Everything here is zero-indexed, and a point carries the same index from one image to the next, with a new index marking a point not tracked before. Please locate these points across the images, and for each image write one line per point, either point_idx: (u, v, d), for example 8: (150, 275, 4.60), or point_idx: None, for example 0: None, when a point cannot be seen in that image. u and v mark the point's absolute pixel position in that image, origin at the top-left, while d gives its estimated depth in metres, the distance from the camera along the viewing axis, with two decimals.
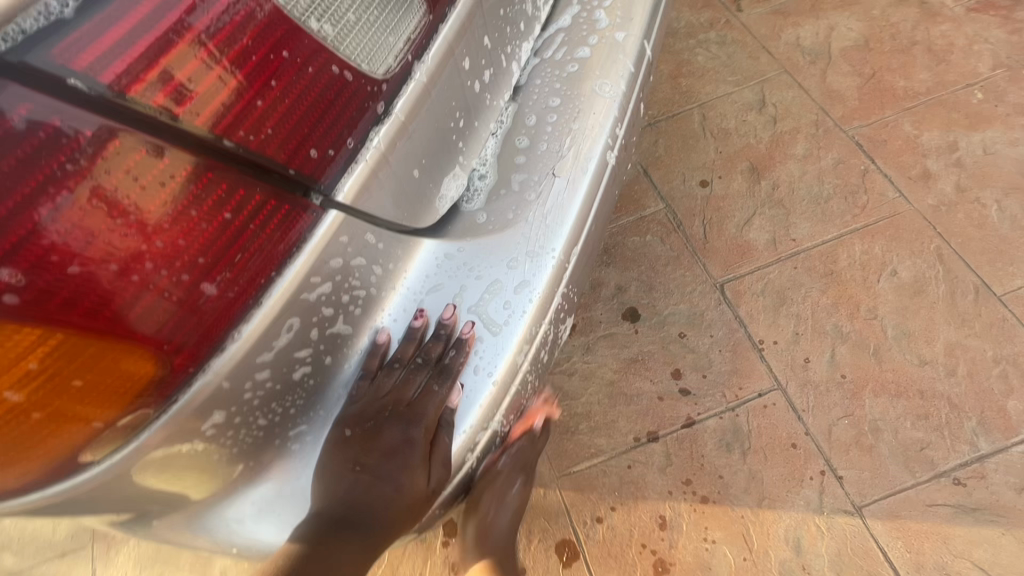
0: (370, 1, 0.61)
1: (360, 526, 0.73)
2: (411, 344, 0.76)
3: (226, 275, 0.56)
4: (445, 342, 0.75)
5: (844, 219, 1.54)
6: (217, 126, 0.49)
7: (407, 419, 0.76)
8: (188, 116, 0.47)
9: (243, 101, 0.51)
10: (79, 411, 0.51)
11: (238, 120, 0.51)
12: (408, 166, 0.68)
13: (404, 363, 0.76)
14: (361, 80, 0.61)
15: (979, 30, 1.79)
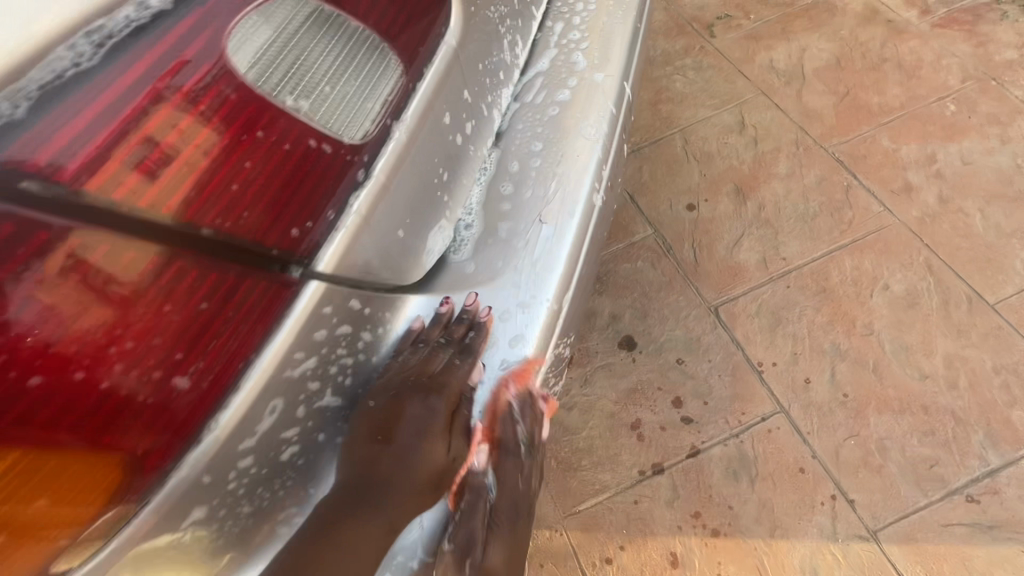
0: (347, 71, 0.61)
1: (381, 509, 0.69)
2: (437, 326, 0.76)
3: (200, 365, 0.54)
4: (468, 325, 0.76)
5: (832, 236, 1.55)
6: (185, 212, 0.49)
7: (428, 392, 0.73)
8: (154, 207, 0.47)
9: (212, 184, 0.50)
10: (41, 531, 0.48)
11: (208, 203, 0.50)
12: (392, 226, 0.67)
13: (430, 343, 0.75)
14: (340, 150, 0.60)
15: (945, 44, 1.84)
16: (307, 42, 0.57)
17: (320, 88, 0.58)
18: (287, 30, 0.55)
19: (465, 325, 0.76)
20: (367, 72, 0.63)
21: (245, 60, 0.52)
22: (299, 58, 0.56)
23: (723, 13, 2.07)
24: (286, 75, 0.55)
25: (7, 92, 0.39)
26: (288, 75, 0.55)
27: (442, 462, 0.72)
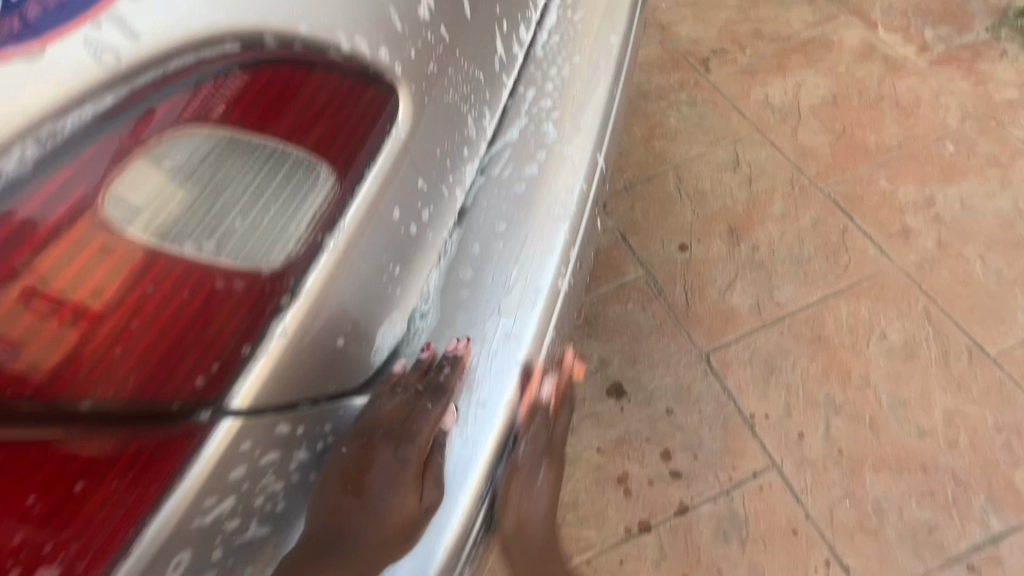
0: (265, 194, 0.53)
1: (349, 560, 0.60)
2: (417, 373, 0.67)
3: (76, 545, 0.48)
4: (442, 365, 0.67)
5: (827, 280, 1.51)
6: (54, 384, 0.44)
7: (399, 440, 0.64)
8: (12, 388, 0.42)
9: (89, 353, 0.46)
10: None
11: (84, 372, 0.46)
12: (330, 338, 0.59)
13: (407, 388, 0.66)
14: (256, 282, 0.53)
15: (944, 82, 1.81)
16: (215, 166, 0.50)
17: (230, 217, 0.51)
18: (193, 162, 0.49)
19: (440, 365, 0.67)
20: (294, 180, 0.54)
21: (137, 205, 0.46)
22: (209, 185, 0.50)
23: (718, 47, 2.06)
24: (191, 208, 0.49)
25: None
26: (193, 210, 0.49)
27: (411, 513, 0.63)
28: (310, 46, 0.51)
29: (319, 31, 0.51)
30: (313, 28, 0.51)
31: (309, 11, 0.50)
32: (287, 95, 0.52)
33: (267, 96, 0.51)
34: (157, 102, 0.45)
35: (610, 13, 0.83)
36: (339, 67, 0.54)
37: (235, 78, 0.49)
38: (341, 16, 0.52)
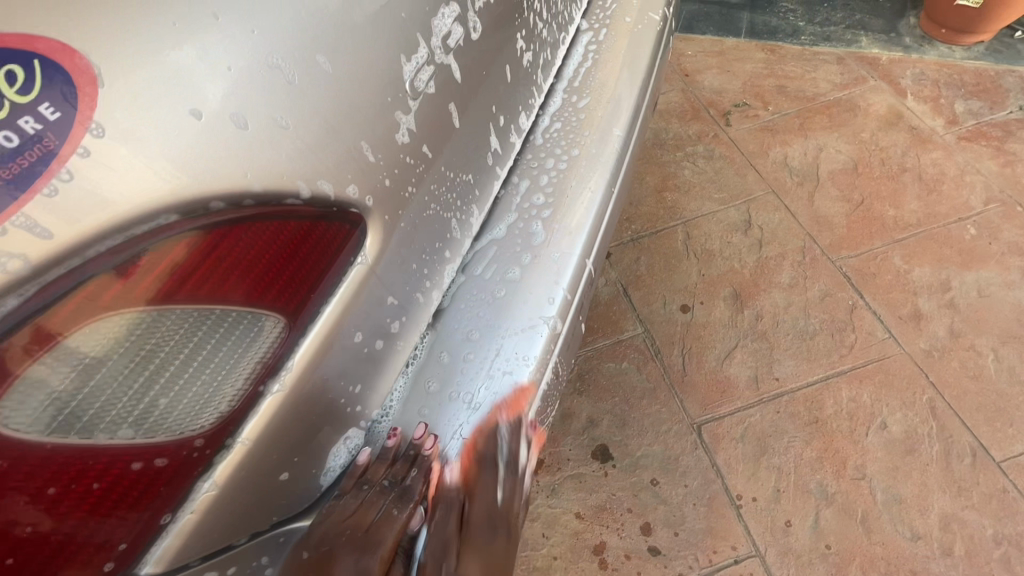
0: (205, 347, 0.36)
1: None
2: (383, 463, 0.55)
3: None
4: (410, 461, 0.55)
5: (831, 360, 1.46)
6: None
7: (364, 548, 0.50)
8: None
9: None
10: None
11: None
12: (269, 481, 0.43)
13: (374, 485, 0.53)
14: (185, 449, 0.36)
15: (971, 159, 1.78)
16: (144, 326, 0.32)
17: (151, 392, 0.33)
18: (119, 321, 0.31)
19: (410, 460, 0.56)
20: (234, 323, 0.37)
21: (22, 409, 0.28)
22: (138, 345, 0.32)
23: (740, 101, 2.03)
24: (110, 385, 0.31)
25: None
26: (106, 385, 0.31)
27: None
28: (266, 198, 0.36)
29: (279, 183, 0.36)
30: (268, 182, 0.35)
31: (264, 164, 0.35)
32: (230, 237, 0.35)
33: (209, 249, 0.34)
34: (64, 296, 0.28)
35: (614, 104, 0.82)
36: (300, 214, 0.39)
37: (180, 240, 0.32)
38: (309, 161, 0.38)
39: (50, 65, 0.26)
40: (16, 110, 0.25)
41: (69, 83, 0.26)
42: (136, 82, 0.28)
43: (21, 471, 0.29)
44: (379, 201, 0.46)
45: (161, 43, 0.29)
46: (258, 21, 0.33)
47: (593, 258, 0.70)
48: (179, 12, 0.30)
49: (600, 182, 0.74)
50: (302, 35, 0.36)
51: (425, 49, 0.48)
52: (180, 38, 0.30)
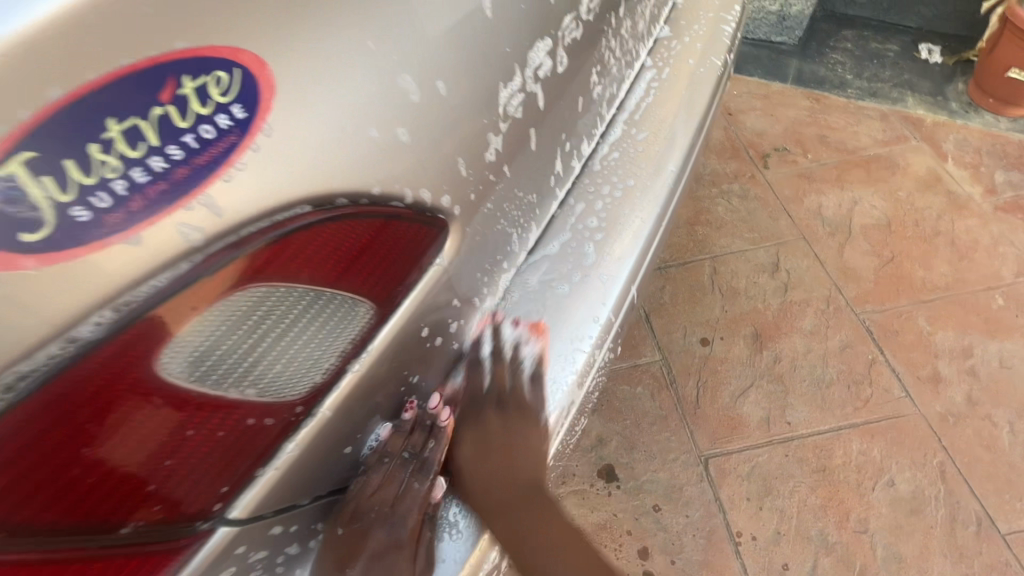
0: (310, 321, 0.40)
1: None
2: (399, 437, 0.56)
3: None
4: (428, 432, 0.59)
5: (844, 410, 1.48)
6: (70, 506, 0.31)
7: (392, 522, 0.56)
8: (27, 504, 0.29)
9: (121, 469, 0.33)
10: None
11: (109, 495, 0.33)
12: (338, 449, 0.47)
13: (393, 458, 0.56)
14: (284, 411, 0.40)
15: (1005, 231, 1.79)
16: (270, 294, 0.37)
17: (268, 356, 0.38)
18: (256, 292, 0.36)
19: (426, 432, 0.59)
20: (337, 305, 0.42)
21: (176, 359, 0.33)
22: (257, 303, 0.36)
23: (781, 145, 2.07)
24: (231, 338, 0.35)
25: None
26: (238, 344, 0.36)
27: None
28: (380, 199, 0.41)
29: (390, 186, 0.41)
30: (385, 187, 0.40)
31: (385, 171, 0.40)
32: (347, 227, 0.40)
33: (330, 238, 0.39)
34: (226, 263, 0.32)
35: (670, 139, 0.87)
36: (402, 216, 0.43)
37: (311, 226, 0.37)
38: (419, 174, 0.43)
39: (249, 75, 0.30)
40: (218, 107, 0.29)
41: (257, 90, 0.30)
42: (305, 93, 0.33)
43: (163, 412, 0.33)
44: (463, 211, 0.51)
45: (331, 63, 0.34)
46: (399, 47, 0.38)
47: (637, 284, 0.74)
48: (347, 35, 0.34)
49: (652, 212, 0.79)
50: (429, 62, 0.41)
51: (520, 78, 0.53)
52: (345, 60, 0.35)
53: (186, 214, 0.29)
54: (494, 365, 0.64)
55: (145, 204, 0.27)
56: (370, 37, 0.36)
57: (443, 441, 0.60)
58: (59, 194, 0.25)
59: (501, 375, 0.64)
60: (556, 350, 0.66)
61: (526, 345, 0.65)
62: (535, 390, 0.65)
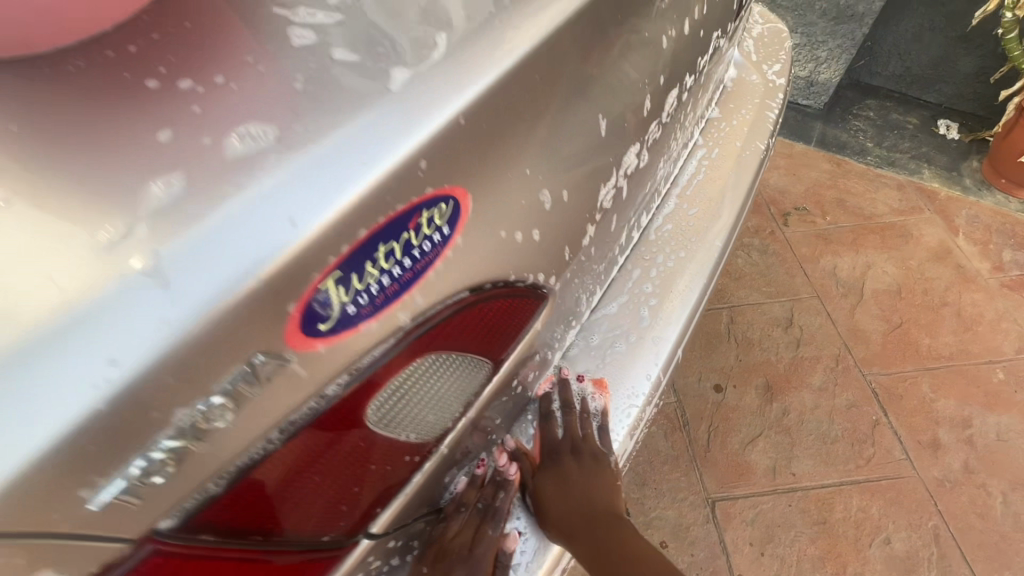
0: (454, 378, 0.49)
1: None
2: (473, 488, 0.65)
3: None
4: (497, 484, 0.68)
5: (847, 467, 1.56)
6: (288, 515, 0.40)
7: (472, 562, 0.63)
8: (267, 511, 0.38)
9: (322, 488, 0.42)
10: None
11: (312, 508, 0.42)
12: (443, 477, 0.57)
13: (469, 506, 0.64)
14: (426, 446, 0.49)
15: (1009, 308, 1.89)
16: (435, 362, 0.46)
17: (427, 405, 0.47)
18: (429, 358, 0.45)
19: (496, 484, 0.68)
20: (472, 364, 0.51)
21: (375, 410, 0.42)
22: (428, 367, 0.45)
23: (801, 205, 2.18)
24: (407, 394, 0.44)
25: (266, 438, 0.34)
26: (411, 398, 0.45)
27: None
28: (512, 283, 0.50)
29: (519, 273, 0.50)
30: (517, 274, 0.50)
31: (519, 262, 0.49)
32: (490, 306, 0.49)
33: (478, 316, 0.48)
34: (417, 337, 0.42)
35: (717, 215, 0.97)
36: (522, 293, 0.53)
37: (469, 306, 0.46)
38: (539, 261, 0.53)
39: (459, 204, 0.40)
40: (438, 227, 0.39)
41: (459, 212, 0.40)
42: (486, 213, 0.43)
43: (357, 447, 0.42)
44: (558, 286, 0.60)
45: (506, 188, 0.44)
46: (545, 170, 0.48)
47: (683, 347, 0.83)
48: (518, 166, 0.44)
49: (699, 282, 0.89)
50: (559, 175, 0.51)
51: (614, 178, 0.63)
52: (513, 185, 0.44)
53: (404, 303, 0.39)
54: (566, 417, 0.74)
55: (386, 298, 0.37)
56: (530, 166, 0.46)
57: (511, 491, 0.69)
58: (343, 298, 0.34)
59: (574, 425, 0.74)
60: (616, 411, 0.76)
61: (592, 400, 0.75)
62: (602, 436, 0.76)
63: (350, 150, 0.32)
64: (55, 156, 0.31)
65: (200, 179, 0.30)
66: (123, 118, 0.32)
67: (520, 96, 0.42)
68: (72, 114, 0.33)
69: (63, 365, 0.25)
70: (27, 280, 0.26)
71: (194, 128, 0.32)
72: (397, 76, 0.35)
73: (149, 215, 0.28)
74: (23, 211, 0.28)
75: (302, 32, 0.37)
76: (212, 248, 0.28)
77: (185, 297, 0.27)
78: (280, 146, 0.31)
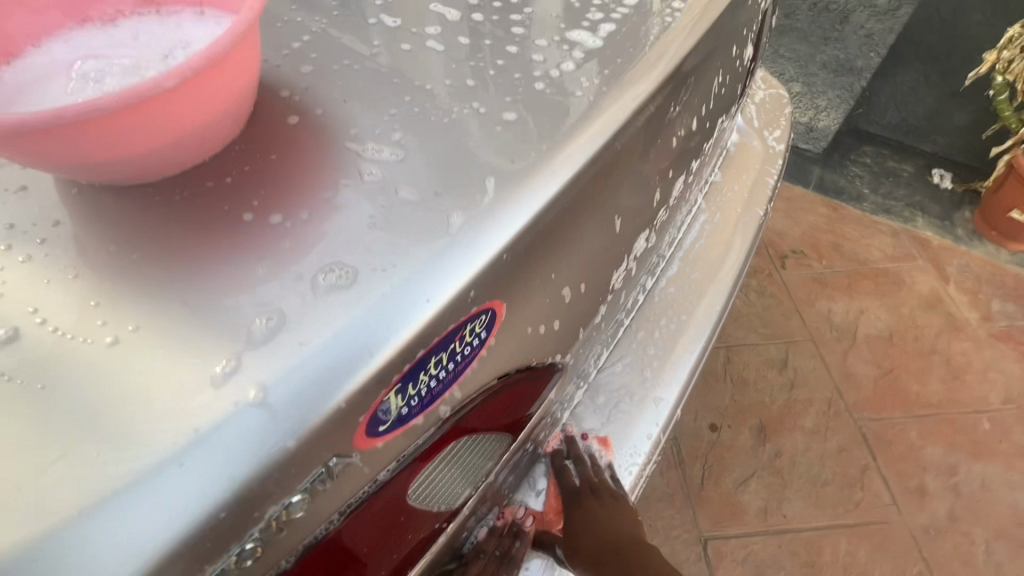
0: (479, 450, 0.55)
1: None
2: (492, 536, 0.71)
3: None
4: (513, 534, 0.73)
5: (836, 510, 1.61)
6: None
7: None
8: None
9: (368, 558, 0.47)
10: None
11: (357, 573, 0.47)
12: (462, 533, 0.62)
13: (488, 553, 0.69)
14: (452, 511, 0.55)
15: (997, 357, 1.95)
16: (466, 442, 0.52)
17: (455, 476, 0.53)
18: (461, 439, 0.51)
19: (512, 534, 0.73)
20: (495, 437, 0.57)
21: (415, 486, 0.48)
22: (459, 445, 0.51)
23: (798, 248, 2.25)
24: (441, 469, 0.50)
25: (328, 520, 0.40)
26: (443, 471, 0.51)
27: None
28: (534, 367, 0.56)
29: (541, 359, 0.57)
30: (539, 360, 0.56)
31: (541, 350, 0.56)
32: (514, 389, 0.55)
33: (503, 399, 0.54)
34: (452, 423, 0.48)
35: (716, 278, 1.04)
36: (542, 373, 0.59)
37: (497, 392, 0.52)
38: (558, 345, 0.59)
39: (495, 315, 0.46)
40: (477, 334, 0.45)
41: (495, 319, 0.46)
42: (517, 317, 0.49)
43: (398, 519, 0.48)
44: (571, 361, 0.66)
45: (533, 294, 0.50)
46: (567, 273, 0.55)
47: (681, 409, 0.89)
48: (545, 274, 0.51)
49: (697, 345, 0.95)
50: (578, 273, 0.57)
51: (625, 263, 0.70)
52: (540, 289, 0.51)
53: (445, 399, 0.45)
54: (579, 468, 0.80)
55: (431, 397, 0.43)
56: (555, 272, 0.53)
57: (526, 540, 0.75)
58: (400, 403, 0.40)
59: (587, 474, 0.80)
60: (621, 464, 0.83)
61: (599, 457, 0.82)
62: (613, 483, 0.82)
63: (415, 287, 0.39)
64: (173, 288, 0.37)
65: (293, 314, 0.36)
66: (227, 252, 0.39)
67: (551, 220, 0.48)
68: (185, 247, 0.39)
69: (195, 479, 0.32)
70: (166, 406, 0.33)
71: (287, 265, 0.38)
72: (455, 219, 0.42)
73: (255, 348, 0.34)
74: (155, 342, 0.35)
75: (374, 171, 0.44)
76: (304, 379, 0.34)
77: (284, 419, 0.34)
78: (359, 285, 0.38)
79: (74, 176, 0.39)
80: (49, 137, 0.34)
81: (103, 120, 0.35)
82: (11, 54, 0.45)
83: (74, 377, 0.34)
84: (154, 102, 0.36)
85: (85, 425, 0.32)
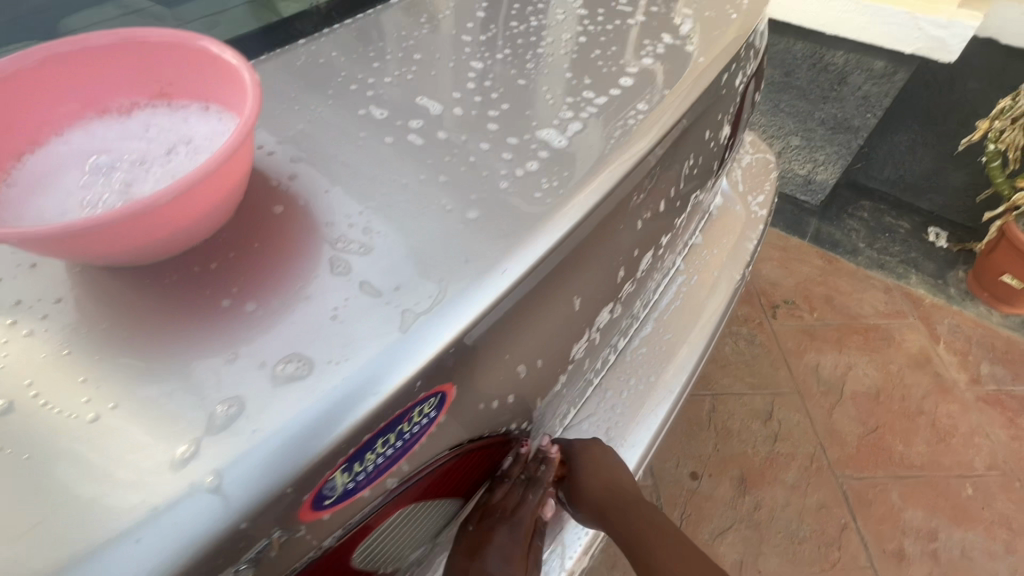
0: (432, 511, 0.60)
1: None
2: (516, 464, 0.76)
3: None
4: (538, 459, 0.79)
5: (812, 569, 1.61)
6: None
7: (513, 523, 0.74)
8: None
9: None
10: None
11: None
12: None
13: (511, 478, 0.75)
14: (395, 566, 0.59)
15: (983, 422, 1.95)
16: (414, 507, 0.56)
17: (404, 537, 0.57)
18: (411, 507, 0.55)
19: (537, 461, 0.79)
20: (446, 502, 0.61)
21: (361, 550, 0.52)
22: (410, 512, 0.55)
23: (790, 298, 2.29)
24: (391, 531, 0.54)
25: None
26: (392, 535, 0.55)
27: None
28: (486, 438, 0.60)
29: (493, 429, 0.61)
30: (491, 430, 0.61)
31: (493, 422, 0.60)
32: (466, 458, 0.59)
33: (455, 468, 0.58)
34: (402, 495, 0.52)
35: (691, 339, 1.07)
36: (496, 441, 0.63)
37: (448, 461, 0.56)
38: (512, 415, 0.63)
39: (445, 397, 0.50)
40: (426, 413, 0.50)
41: (445, 399, 0.51)
42: (467, 395, 0.54)
43: None
44: (530, 424, 0.70)
45: (485, 375, 0.55)
46: (522, 352, 0.59)
47: (643, 470, 0.92)
48: (498, 357, 0.56)
49: (662, 407, 0.98)
50: (533, 351, 0.62)
51: (587, 335, 0.74)
52: (491, 371, 0.55)
53: (393, 472, 0.49)
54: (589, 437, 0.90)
55: (378, 471, 0.48)
56: (508, 354, 0.57)
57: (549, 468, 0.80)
58: (345, 479, 0.44)
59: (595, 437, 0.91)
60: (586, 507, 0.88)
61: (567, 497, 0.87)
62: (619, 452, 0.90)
63: (364, 381, 0.43)
64: (149, 370, 0.42)
65: (252, 403, 0.41)
66: (202, 338, 0.44)
67: (504, 312, 0.53)
68: (165, 329, 0.45)
69: (144, 552, 0.36)
70: (131, 481, 0.38)
71: (252, 354, 0.43)
72: (407, 315, 0.46)
73: (214, 434, 0.39)
74: (129, 420, 0.40)
75: (343, 264, 0.49)
76: (254, 465, 0.39)
77: (232, 501, 0.38)
78: (313, 376, 0.42)
79: (80, 261, 0.46)
80: (57, 240, 0.41)
81: (105, 227, 0.42)
82: (36, 140, 0.51)
83: (54, 450, 0.39)
84: (146, 212, 0.42)
85: (58, 495, 0.37)
